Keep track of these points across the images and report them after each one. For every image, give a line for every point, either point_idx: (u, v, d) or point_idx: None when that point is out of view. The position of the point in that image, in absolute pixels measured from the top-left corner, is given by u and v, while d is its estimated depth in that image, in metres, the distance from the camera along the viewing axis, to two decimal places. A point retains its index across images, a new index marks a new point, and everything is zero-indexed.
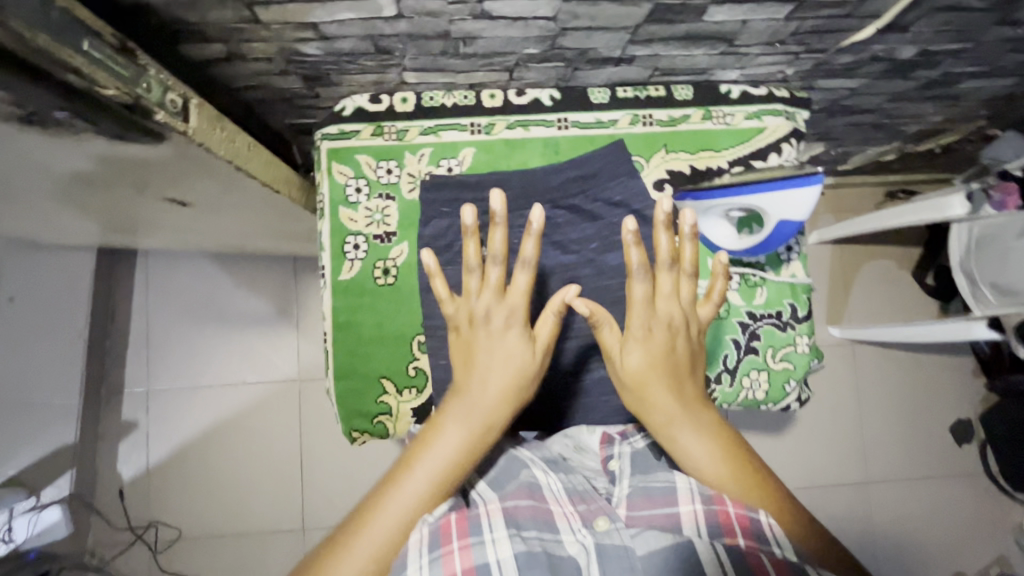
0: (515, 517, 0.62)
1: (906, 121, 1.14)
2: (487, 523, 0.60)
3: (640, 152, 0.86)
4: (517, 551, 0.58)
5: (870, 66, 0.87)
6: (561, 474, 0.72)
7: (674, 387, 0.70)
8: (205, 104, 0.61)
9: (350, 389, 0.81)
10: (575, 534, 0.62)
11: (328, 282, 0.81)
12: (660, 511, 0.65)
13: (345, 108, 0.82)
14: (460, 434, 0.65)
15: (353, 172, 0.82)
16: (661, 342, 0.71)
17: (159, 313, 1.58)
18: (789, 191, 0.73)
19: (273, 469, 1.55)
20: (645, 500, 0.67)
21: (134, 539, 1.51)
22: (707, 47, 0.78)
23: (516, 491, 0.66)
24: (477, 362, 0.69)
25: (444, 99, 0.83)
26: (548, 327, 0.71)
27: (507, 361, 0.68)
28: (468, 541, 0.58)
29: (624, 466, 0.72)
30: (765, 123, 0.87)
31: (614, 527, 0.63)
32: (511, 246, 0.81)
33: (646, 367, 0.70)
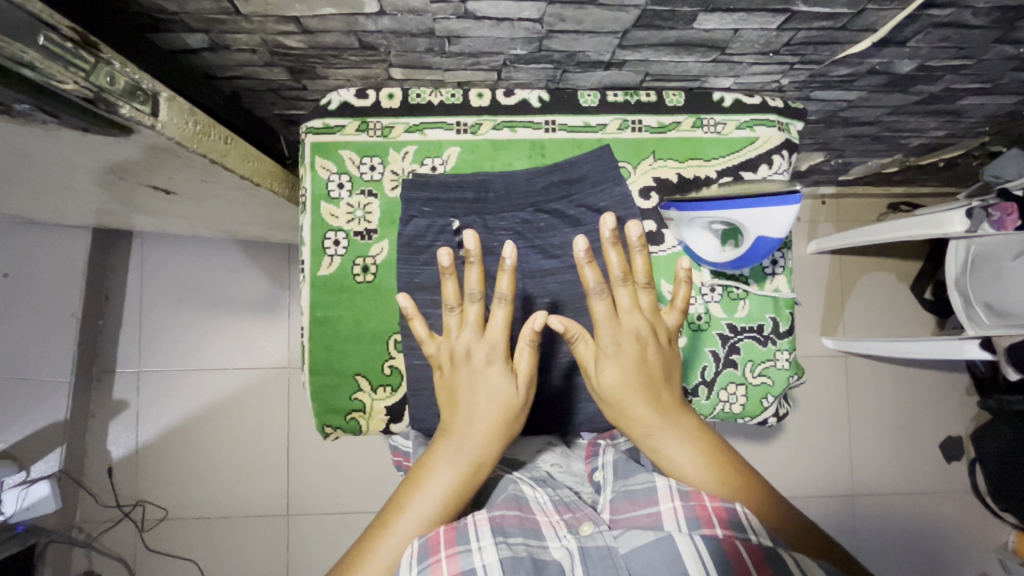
0: (502, 525, 0.63)
1: (908, 134, 1.11)
2: (474, 532, 0.61)
3: (627, 158, 0.84)
4: (503, 557, 0.59)
5: (868, 79, 0.85)
6: (548, 489, 0.74)
7: (653, 399, 0.70)
8: (178, 98, 0.62)
9: (325, 384, 0.80)
10: (560, 542, 0.64)
11: (307, 278, 0.81)
12: (642, 511, 0.65)
13: (331, 102, 0.82)
14: (450, 474, 0.66)
15: (336, 167, 0.82)
16: (635, 353, 0.71)
17: (153, 295, 1.59)
18: (764, 209, 0.71)
19: (261, 454, 1.56)
20: (628, 502, 0.67)
21: (121, 516, 1.53)
22: (698, 54, 0.77)
23: (503, 501, 0.68)
24: (461, 397, 0.69)
25: (430, 97, 0.82)
26: (528, 357, 0.71)
27: (490, 395, 0.69)
28: (455, 549, 0.59)
29: (608, 474, 0.74)
30: (757, 133, 0.86)
31: (599, 530, 0.65)
32: (491, 249, 0.80)
33: (622, 380, 0.70)
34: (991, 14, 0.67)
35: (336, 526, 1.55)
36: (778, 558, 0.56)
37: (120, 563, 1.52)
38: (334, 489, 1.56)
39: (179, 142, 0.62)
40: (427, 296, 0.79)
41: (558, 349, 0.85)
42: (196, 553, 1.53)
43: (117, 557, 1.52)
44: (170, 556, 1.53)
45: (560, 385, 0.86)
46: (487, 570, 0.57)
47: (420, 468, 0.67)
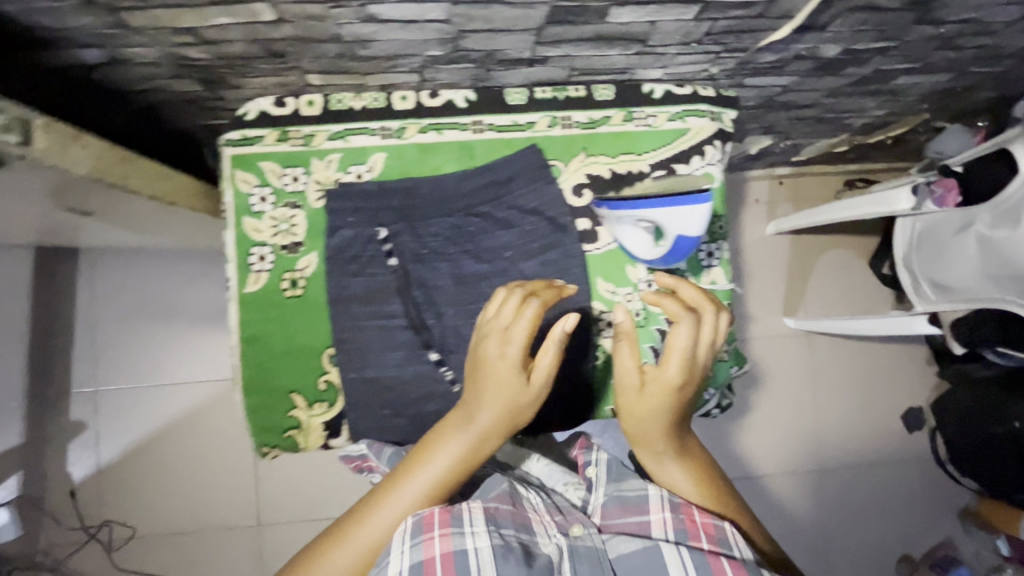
0: (495, 515, 0.65)
1: (850, 114, 1.11)
2: (468, 516, 0.63)
3: (558, 156, 0.83)
4: (495, 543, 0.62)
5: (798, 64, 0.83)
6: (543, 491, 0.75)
7: (670, 415, 0.71)
8: (57, 120, 0.58)
9: (259, 404, 0.78)
10: (549, 541, 0.65)
11: (234, 295, 0.78)
12: (633, 518, 0.69)
13: (248, 113, 0.79)
14: (453, 450, 0.67)
15: (258, 180, 0.79)
16: (678, 379, 0.69)
17: (103, 312, 1.53)
18: (689, 206, 0.73)
19: (228, 465, 1.54)
20: (619, 507, 0.71)
21: (88, 538, 1.49)
22: (621, 47, 0.75)
23: (496, 495, 0.69)
24: (483, 394, 0.67)
25: (352, 102, 0.80)
26: (550, 355, 0.67)
27: (503, 386, 0.67)
28: (448, 529, 0.61)
29: (601, 474, 0.75)
30: (689, 124, 0.85)
31: (589, 532, 0.67)
32: (420, 257, 0.78)
33: (653, 398, 0.70)
34: None
35: (309, 532, 1.54)
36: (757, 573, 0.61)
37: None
38: (306, 495, 1.55)
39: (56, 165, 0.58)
40: (359, 308, 0.77)
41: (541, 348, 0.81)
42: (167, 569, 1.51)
43: None
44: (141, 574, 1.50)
45: None
46: (478, 554, 0.60)
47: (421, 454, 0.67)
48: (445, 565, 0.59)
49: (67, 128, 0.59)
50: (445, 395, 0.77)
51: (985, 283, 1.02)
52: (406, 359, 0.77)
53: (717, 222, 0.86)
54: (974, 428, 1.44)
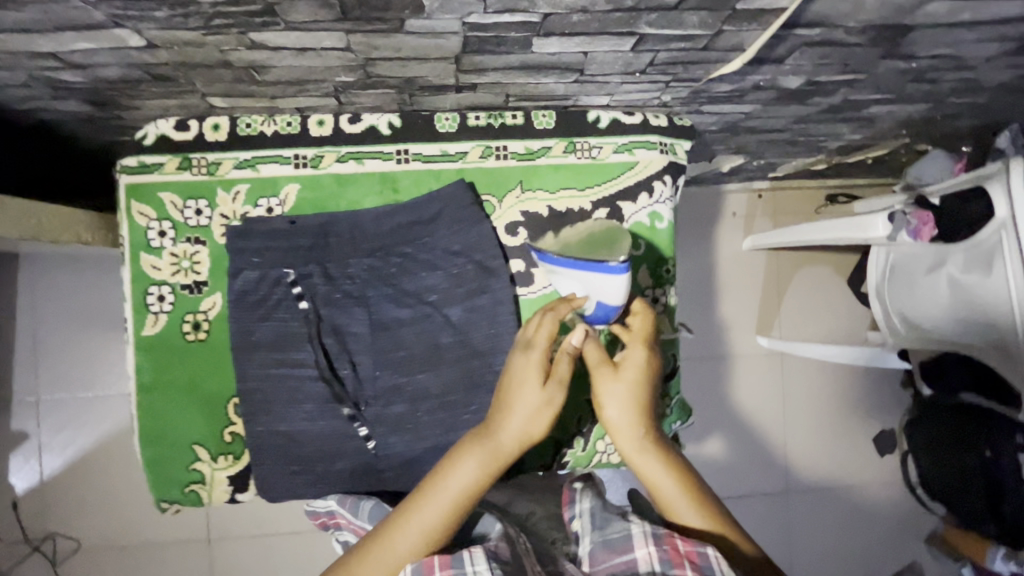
0: (497, 553, 0.59)
1: (824, 137, 1.04)
2: (471, 555, 0.57)
3: (491, 191, 0.76)
4: None
5: (758, 94, 0.76)
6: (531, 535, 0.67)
7: (646, 410, 0.67)
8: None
9: (158, 456, 0.73)
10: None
11: (130, 338, 0.72)
12: (619, 560, 0.59)
13: (146, 137, 0.72)
14: (477, 466, 0.62)
15: (156, 213, 0.72)
16: (646, 363, 0.68)
17: (47, 321, 1.46)
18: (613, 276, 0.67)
19: None
20: (606, 551, 0.60)
21: (31, 550, 1.45)
22: (556, 76, 0.67)
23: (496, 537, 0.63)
24: (505, 409, 0.64)
25: (263, 127, 0.73)
26: (565, 367, 0.64)
27: (527, 397, 0.63)
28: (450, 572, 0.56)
29: (585, 525, 0.64)
30: (637, 157, 0.77)
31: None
32: (333, 300, 0.71)
33: (629, 390, 0.66)
34: (867, 32, 0.59)
35: (260, 548, 1.50)
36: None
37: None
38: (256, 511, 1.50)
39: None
40: (265, 355, 0.71)
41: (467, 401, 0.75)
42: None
43: None
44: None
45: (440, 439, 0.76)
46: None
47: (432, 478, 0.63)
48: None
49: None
50: (359, 451, 0.72)
51: (954, 325, 0.98)
52: (317, 413, 0.71)
53: (666, 266, 0.78)
54: (938, 453, 1.21)
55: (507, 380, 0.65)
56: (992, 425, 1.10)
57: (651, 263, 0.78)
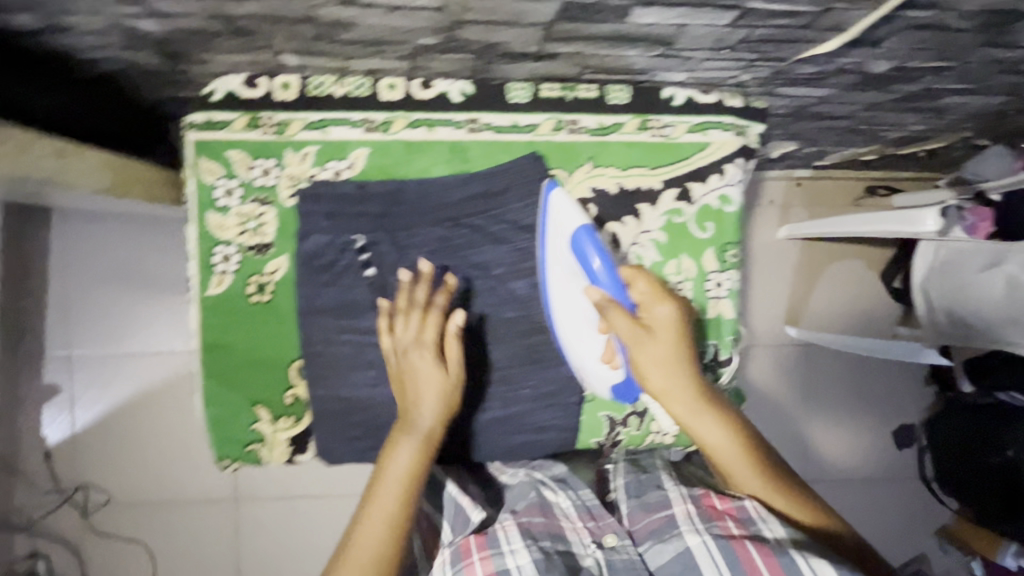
0: (529, 529, 0.65)
1: (885, 127, 1.01)
2: (504, 535, 0.63)
3: (560, 165, 0.75)
4: (535, 557, 0.61)
5: (839, 78, 0.73)
6: (571, 491, 0.72)
7: (690, 370, 0.69)
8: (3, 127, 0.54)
9: (220, 414, 0.73)
10: (586, 554, 0.65)
11: (195, 297, 0.72)
12: (659, 514, 0.67)
13: (214, 92, 0.69)
14: (408, 461, 0.66)
15: (223, 171, 0.71)
16: (676, 321, 0.69)
17: (73, 268, 1.30)
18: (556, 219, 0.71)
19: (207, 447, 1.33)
20: (642, 512, 0.69)
21: (60, 501, 1.31)
22: (641, 49, 0.65)
23: (526, 509, 0.68)
24: (411, 390, 0.68)
25: (333, 88, 0.70)
26: (456, 347, 0.69)
27: (427, 376, 0.68)
28: (487, 552, 0.62)
29: (620, 492, 0.72)
30: (710, 137, 0.76)
31: (623, 543, 0.66)
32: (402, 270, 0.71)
33: (668, 351, 0.68)
34: (976, 18, 0.56)
35: None
36: (779, 550, 0.57)
37: (66, 547, 1.32)
38: None
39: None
40: (329, 320, 0.71)
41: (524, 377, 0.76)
42: (148, 537, 1.33)
43: (59, 539, 1.31)
44: (118, 541, 1.32)
45: (496, 413, 0.76)
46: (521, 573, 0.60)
47: (382, 469, 0.66)
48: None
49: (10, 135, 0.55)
50: None
51: (1013, 327, 0.96)
52: (381, 379, 0.72)
53: (731, 249, 0.77)
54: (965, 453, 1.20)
55: (400, 368, 0.70)
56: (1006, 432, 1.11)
57: (718, 246, 0.77)
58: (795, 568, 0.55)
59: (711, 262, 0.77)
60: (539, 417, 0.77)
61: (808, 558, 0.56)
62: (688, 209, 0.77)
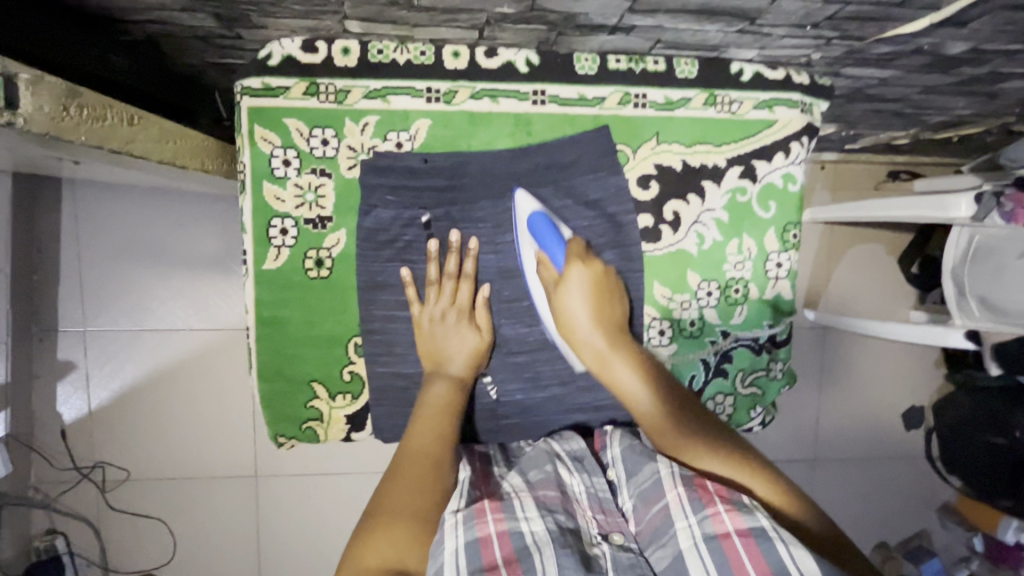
0: (546, 502, 0.54)
1: (932, 111, 1.00)
2: (520, 503, 0.53)
3: (626, 141, 0.73)
4: (552, 527, 0.50)
5: (910, 58, 0.72)
6: (584, 475, 0.62)
7: (605, 322, 0.69)
8: (118, 104, 0.54)
9: (277, 392, 0.73)
10: (596, 543, 0.53)
11: (250, 272, 0.70)
12: (655, 509, 0.54)
13: (271, 56, 0.66)
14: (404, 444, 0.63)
15: (281, 140, 0.69)
16: (586, 276, 0.69)
17: (91, 233, 1.16)
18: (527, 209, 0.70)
19: (237, 425, 1.24)
20: (642, 504, 0.56)
21: (79, 478, 1.21)
22: (722, 23, 0.63)
23: (540, 482, 0.58)
24: (440, 352, 0.71)
25: (396, 55, 0.67)
26: (484, 314, 0.73)
27: (459, 341, 0.71)
28: (502, 515, 0.51)
29: (619, 472, 0.61)
30: (776, 115, 0.75)
31: (630, 544, 0.53)
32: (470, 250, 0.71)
33: (581, 307, 0.68)
34: None
35: None
36: (772, 545, 0.45)
37: (85, 524, 1.22)
38: None
39: (106, 146, 0.52)
40: (389, 296, 0.72)
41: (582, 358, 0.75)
42: (168, 514, 1.24)
43: (80, 517, 1.22)
44: (138, 516, 1.23)
45: (553, 392, 0.75)
46: (536, 540, 0.49)
47: (417, 411, 0.66)
48: (503, 548, 0.48)
49: (123, 111, 0.54)
50: (480, 395, 0.75)
51: None
52: None
53: (792, 230, 0.77)
54: (963, 432, 1.26)
55: (423, 335, 0.71)
56: (1015, 414, 1.13)
57: (779, 226, 0.77)
58: (782, 561, 0.44)
59: (772, 241, 0.77)
60: (596, 396, 0.76)
61: (799, 551, 0.45)
62: (752, 188, 0.76)
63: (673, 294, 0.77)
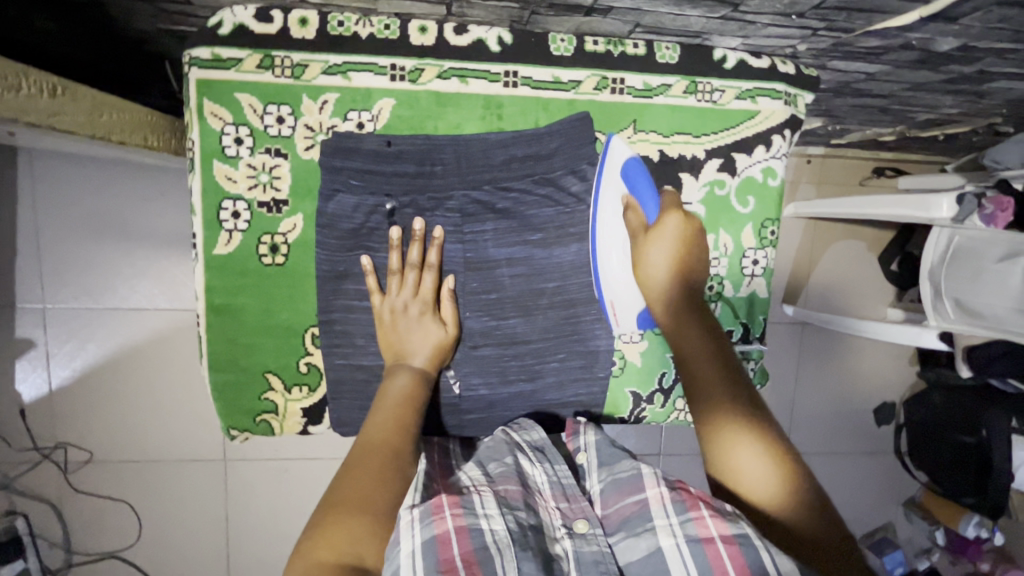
0: (506, 498, 0.52)
1: (919, 108, 0.98)
2: (479, 498, 0.50)
3: (602, 129, 0.70)
4: (512, 526, 0.48)
5: (899, 53, 0.69)
6: (546, 465, 0.60)
7: (684, 275, 0.64)
8: (35, 71, 0.49)
9: (229, 383, 0.69)
10: (558, 539, 0.51)
11: (200, 257, 0.66)
12: (630, 500, 0.53)
13: (221, 24, 0.61)
14: (372, 427, 0.59)
15: (233, 117, 0.64)
16: (680, 229, 0.64)
17: (45, 205, 1.09)
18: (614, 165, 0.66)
19: (202, 407, 1.20)
20: (616, 493, 0.55)
21: (39, 459, 1.16)
22: (705, 9, 0.59)
23: (500, 476, 0.55)
24: (402, 345, 0.67)
25: (358, 27, 0.63)
26: (450, 307, 0.69)
27: (423, 336, 0.67)
28: (461, 512, 0.48)
29: (591, 458, 0.61)
30: (759, 106, 0.72)
31: (594, 531, 0.52)
32: (432, 240, 0.68)
33: (663, 258, 0.64)
34: None
35: None
36: (757, 556, 0.44)
37: (48, 505, 1.18)
38: None
39: (21, 120, 0.48)
40: (349, 286, 0.69)
41: (549, 355, 0.73)
42: (133, 495, 1.21)
43: (41, 498, 1.17)
44: (103, 498, 1.19)
45: (521, 389, 0.73)
46: (496, 539, 0.46)
47: (376, 404, 0.63)
48: (461, 545, 0.45)
49: (43, 80, 0.50)
50: (444, 391, 0.72)
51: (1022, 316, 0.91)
52: None
53: (770, 226, 0.75)
54: (930, 435, 1.28)
55: (384, 327, 0.68)
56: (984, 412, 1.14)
57: (757, 222, 0.75)
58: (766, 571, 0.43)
59: (749, 237, 0.75)
60: (564, 393, 0.74)
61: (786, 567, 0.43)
62: (730, 182, 0.74)
63: None
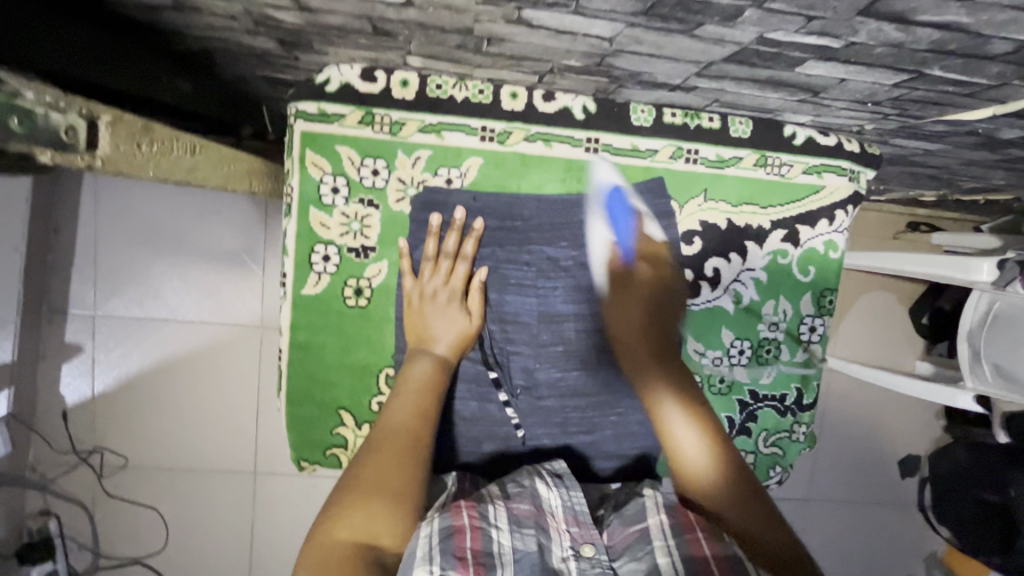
0: (517, 515, 0.54)
1: (967, 178, 1.00)
2: (495, 511, 0.53)
3: (675, 194, 0.74)
4: (518, 546, 0.50)
5: (961, 137, 0.72)
6: (563, 489, 0.60)
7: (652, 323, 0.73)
8: (182, 136, 0.57)
9: (303, 416, 0.72)
10: (562, 557, 0.52)
11: (289, 296, 0.69)
12: (637, 528, 0.55)
13: (328, 82, 0.65)
14: (398, 406, 0.63)
15: (332, 168, 0.68)
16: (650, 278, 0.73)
17: (110, 215, 1.12)
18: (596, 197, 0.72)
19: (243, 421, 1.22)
20: (622, 524, 0.56)
21: (78, 463, 1.16)
22: (786, 93, 0.62)
23: (516, 494, 0.58)
24: (425, 331, 0.69)
25: (454, 90, 0.67)
26: (477, 299, 0.70)
27: (445, 324, 0.69)
28: (479, 522, 0.50)
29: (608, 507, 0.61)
30: (824, 180, 0.75)
31: (601, 557, 0.53)
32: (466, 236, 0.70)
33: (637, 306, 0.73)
34: None
35: None
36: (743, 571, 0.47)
37: (80, 507, 1.17)
38: None
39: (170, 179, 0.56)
40: None
41: (609, 407, 0.75)
42: (163, 502, 1.18)
43: (75, 500, 1.17)
44: (133, 505, 1.18)
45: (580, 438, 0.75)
46: (502, 553, 0.49)
47: (398, 386, 0.66)
48: (473, 542, 0.48)
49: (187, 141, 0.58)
50: (508, 438, 0.74)
51: None
52: (471, 393, 0.73)
53: (829, 295, 0.78)
54: (956, 489, 1.26)
55: (411, 309, 0.70)
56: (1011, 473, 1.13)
57: (816, 291, 0.77)
58: None
59: (810, 306, 0.77)
60: (620, 445, 0.76)
61: None
62: (793, 251, 0.76)
63: (705, 350, 0.77)
